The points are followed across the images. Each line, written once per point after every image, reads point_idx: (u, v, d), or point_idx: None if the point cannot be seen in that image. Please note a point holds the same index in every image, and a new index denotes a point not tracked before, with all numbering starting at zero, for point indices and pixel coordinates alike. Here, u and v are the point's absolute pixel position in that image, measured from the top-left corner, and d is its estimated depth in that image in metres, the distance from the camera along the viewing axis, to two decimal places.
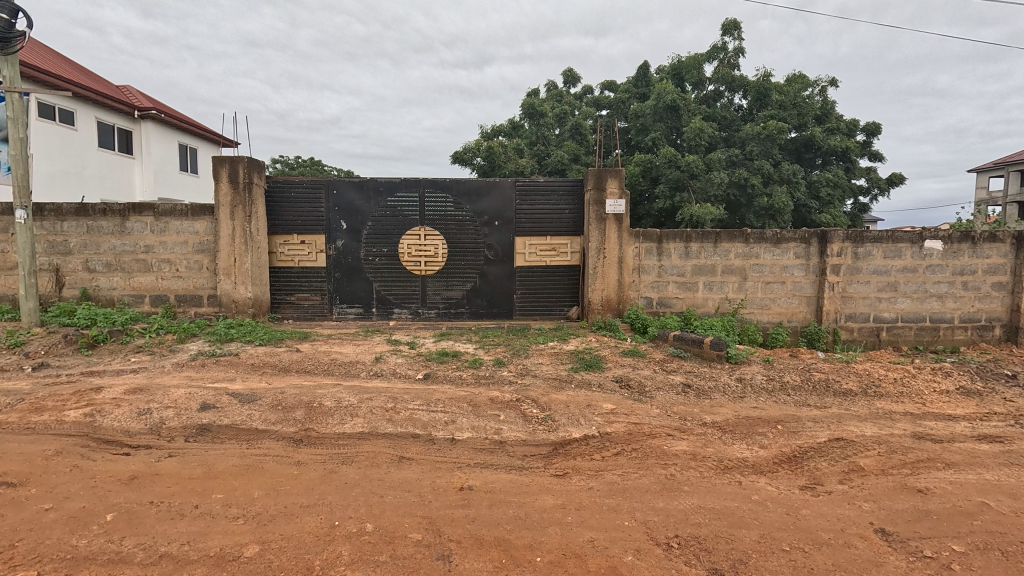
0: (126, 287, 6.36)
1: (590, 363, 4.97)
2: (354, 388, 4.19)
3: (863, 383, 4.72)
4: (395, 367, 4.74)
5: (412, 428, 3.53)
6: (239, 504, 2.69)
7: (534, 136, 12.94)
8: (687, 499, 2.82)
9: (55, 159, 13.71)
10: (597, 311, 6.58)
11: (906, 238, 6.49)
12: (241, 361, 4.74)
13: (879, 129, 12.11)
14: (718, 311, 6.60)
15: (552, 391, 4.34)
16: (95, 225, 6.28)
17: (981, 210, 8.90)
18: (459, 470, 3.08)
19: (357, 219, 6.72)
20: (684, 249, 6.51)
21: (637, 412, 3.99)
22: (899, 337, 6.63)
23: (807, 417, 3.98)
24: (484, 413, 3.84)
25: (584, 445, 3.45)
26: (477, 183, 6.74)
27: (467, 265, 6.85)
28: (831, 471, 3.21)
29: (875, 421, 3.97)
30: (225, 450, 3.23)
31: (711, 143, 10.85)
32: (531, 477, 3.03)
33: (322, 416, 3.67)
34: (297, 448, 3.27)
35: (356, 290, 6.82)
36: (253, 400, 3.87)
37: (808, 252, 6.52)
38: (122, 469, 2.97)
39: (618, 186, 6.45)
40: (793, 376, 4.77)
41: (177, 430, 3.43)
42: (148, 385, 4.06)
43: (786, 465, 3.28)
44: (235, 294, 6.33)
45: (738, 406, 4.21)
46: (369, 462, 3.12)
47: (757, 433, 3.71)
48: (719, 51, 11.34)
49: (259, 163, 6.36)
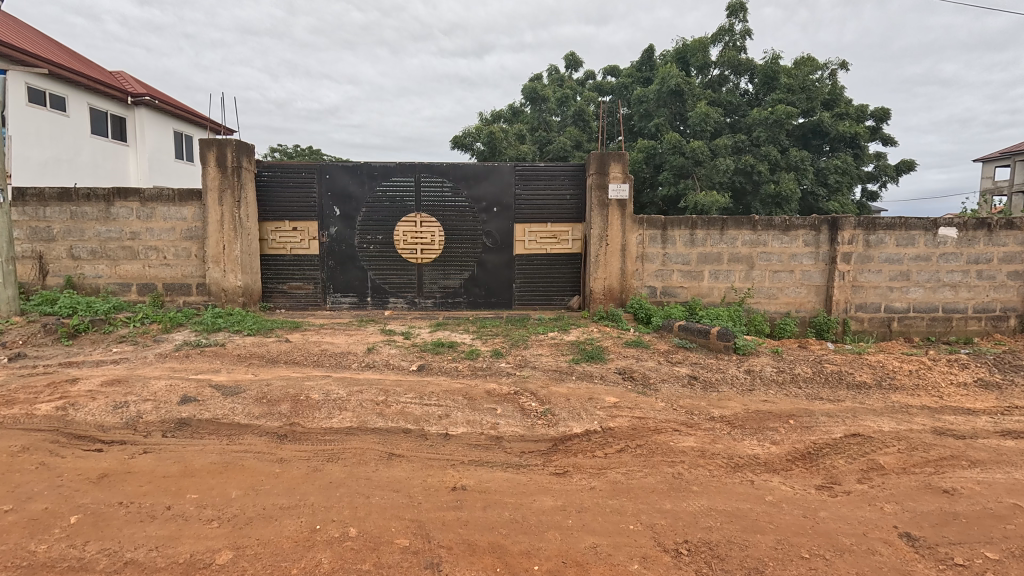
0: (112, 274, 6.15)
1: (592, 354, 4.77)
2: (343, 379, 4.00)
3: (877, 375, 4.52)
4: (388, 358, 4.54)
5: (403, 423, 3.34)
6: (215, 505, 2.50)
7: (535, 121, 12.70)
8: (696, 501, 2.62)
9: (46, 146, 13.46)
10: (599, 300, 6.36)
11: (919, 226, 6.27)
12: (227, 351, 4.53)
13: (890, 114, 11.75)
14: (724, 301, 6.38)
15: (552, 383, 4.14)
16: (79, 210, 6.06)
17: (987, 199, 8.61)
18: (452, 468, 2.88)
19: (351, 204, 6.49)
20: (689, 237, 6.29)
21: (641, 406, 3.79)
22: (910, 328, 6.42)
23: (821, 411, 3.78)
24: (480, 406, 3.64)
25: (586, 441, 3.26)
26: (475, 167, 6.51)
27: (464, 253, 6.63)
28: (849, 469, 3.01)
29: (892, 415, 3.77)
30: (204, 446, 3.04)
31: (716, 129, 10.53)
32: (530, 476, 2.84)
33: (309, 410, 3.47)
34: (280, 444, 3.08)
35: (350, 280, 6.61)
36: (238, 393, 3.67)
37: (818, 240, 6.30)
38: (93, 467, 2.78)
39: (621, 170, 6.22)
40: (805, 368, 4.56)
41: (155, 425, 3.23)
42: (127, 377, 3.87)
43: (800, 463, 3.09)
44: (224, 282, 6.12)
45: (747, 399, 4.01)
46: (356, 459, 2.93)
47: (769, 428, 3.52)
48: (725, 33, 11.02)
49: (248, 146, 6.11)
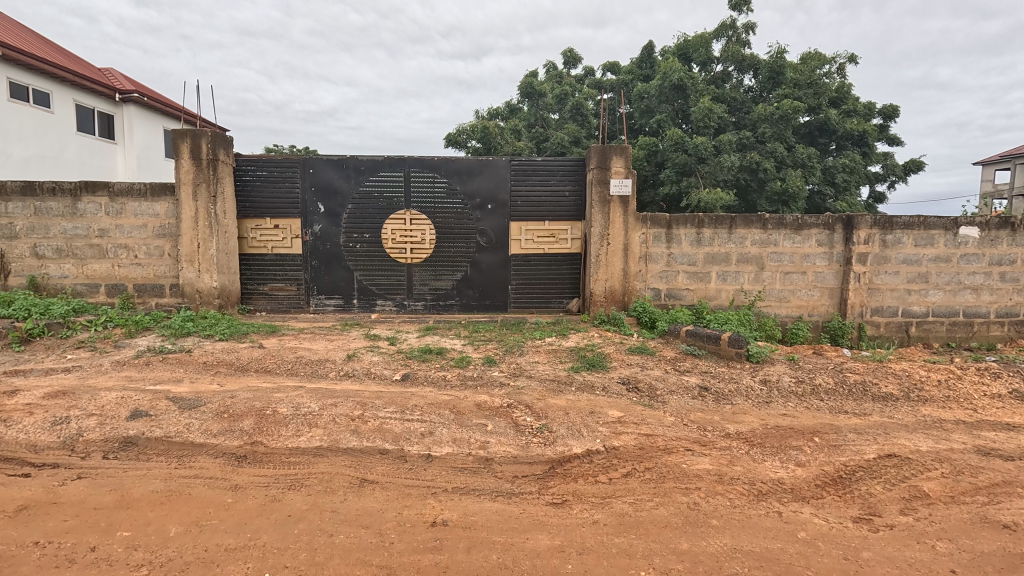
0: (79, 275, 5.75)
1: (593, 362, 4.39)
2: (317, 391, 3.59)
3: (904, 386, 4.14)
4: (370, 367, 4.13)
5: (380, 442, 2.93)
6: (148, 546, 2.10)
7: (531, 117, 12.36)
8: (717, 539, 2.23)
9: (29, 142, 13.03)
10: (600, 303, 5.98)
11: (939, 225, 5.90)
12: (192, 359, 4.13)
13: (898, 111, 11.42)
14: (732, 304, 6.01)
15: (549, 395, 3.75)
16: (43, 206, 5.65)
17: (988, 202, 8.24)
18: (433, 497, 2.49)
19: (336, 200, 6.11)
20: (695, 236, 5.91)
21: (649, 421, 3.40)
22: (930, 333, 6.06)
23: (848, 428, 3.40)
24: (468, 422, 3.24)
25: (587, 463, 2.87)
26: (469, 162, 6.15)
27: (457, 253, 6.25)
28: (889, 498, 2.63)
29: (926, 431, 3.39)
30: (148, 471, 2.64)
31: (720, 125, 10.18)
32: (523, 507, 2.44)
33: (274, 426, 3.07)
34: (237, 468, 2.68)
35: (335, 281, 6.22)
36: (196, 407, 3.27)
37: (832, 239, 5.93)
38: (13, 497, 2.38)
39: (623, 164, 5.85)
40: (826, 378, 4.16)
41: (95, 444, 2.82)
42: (75, 388, 3.46)
43: (832, 490, 2.71)
44: (199, 283, 5.72)
45: (764, 413, 3.63)
46: (322, 487, 2.54)
47: (792, 447, 3.14)
48: (728, 28, 10.68)
49: (226, 138, 5.74)
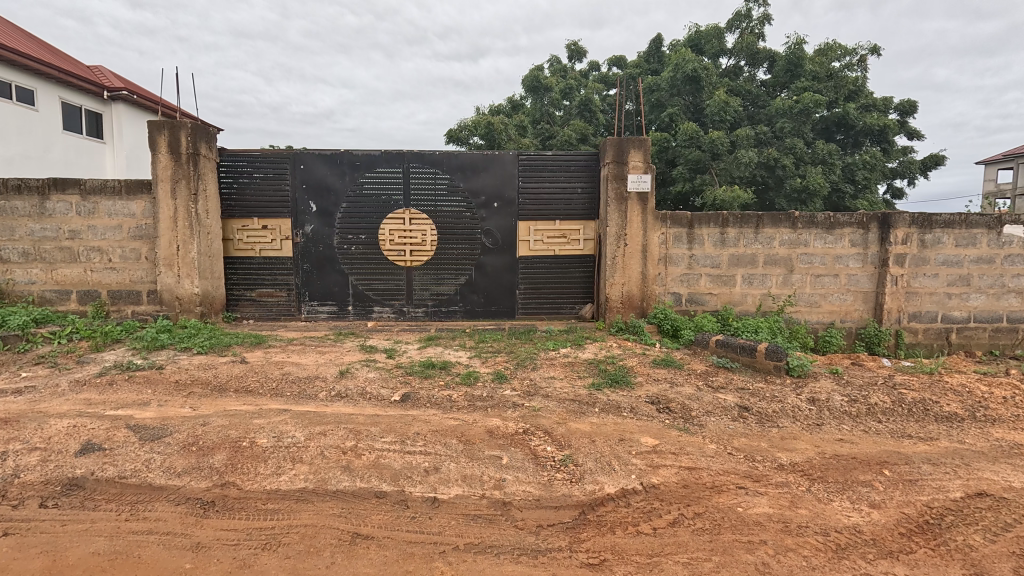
0: (48, 280, 5.26)
1: (615, 378, 3.91)
2: (304, 417, 3.11)
3: (967, 405, 3.67)
4: (364, 386, 3.64)
5: (376, 483, 2.45)
6: None
7: (537, 113, 11.92)
8: None
9: (13, 142, 12.52)
10: (617, 309, 5.51)
11: (982, 223, 5.41)
12: (162, 377, 3.64)
13: (915, 107, 10.99)
14: (759, 309, 5.56)
15: (570, 419, 3.28)
16: (8, 205, 5.15)
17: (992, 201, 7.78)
18: (442, 559, 2.02)
19: (328, 198, 5.64)
20: (719, 236, 5.45)
21: (688, 451, 2.93)
22: (971, 340, 5.61)
23: (919, 457, 2.93)
24: (479, 455, 2.76)
25: (624, 507, 2.40)
26: (473, 156, 5.68)
27: (461, 255, 5.77)
28: (995, 553, 2.16)
29: (1010, 461, 2.91)
30: (92, 523, 2.16)
31: (736, 120, 9.75)
32: (552, 572, 1.97)
33: (250, 462, 2.58)
34: (201, 519, 2.20)
35: (329, 286, 5.75)
36: (160, 438, 2.78)
37: (866, 239, 5.48)
38: None
39: (641, 158, 5.38)
40: (880, 397, 3.69)
41: (32, 489, 2.34)
42: (21, 416, 2.97)
43: (922, 540, 2.24)
44: (179, 289, 5.24)
45: (818, 438, 3.16)
46: (304, 546, 2.05)
47: (860, 483, 2.67)
48: (741, 18, 10.24)
49: (207, 130, 5.25)
